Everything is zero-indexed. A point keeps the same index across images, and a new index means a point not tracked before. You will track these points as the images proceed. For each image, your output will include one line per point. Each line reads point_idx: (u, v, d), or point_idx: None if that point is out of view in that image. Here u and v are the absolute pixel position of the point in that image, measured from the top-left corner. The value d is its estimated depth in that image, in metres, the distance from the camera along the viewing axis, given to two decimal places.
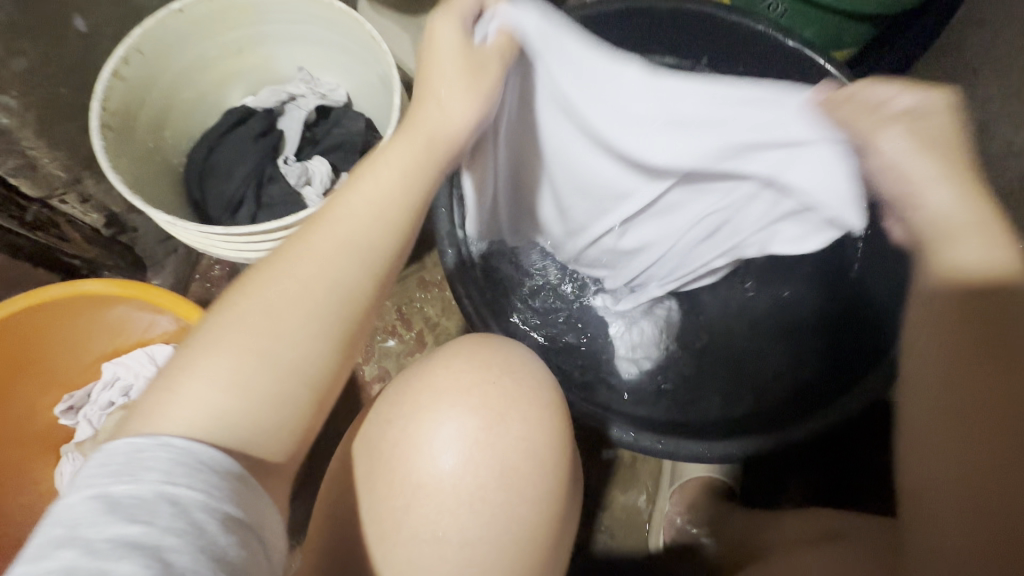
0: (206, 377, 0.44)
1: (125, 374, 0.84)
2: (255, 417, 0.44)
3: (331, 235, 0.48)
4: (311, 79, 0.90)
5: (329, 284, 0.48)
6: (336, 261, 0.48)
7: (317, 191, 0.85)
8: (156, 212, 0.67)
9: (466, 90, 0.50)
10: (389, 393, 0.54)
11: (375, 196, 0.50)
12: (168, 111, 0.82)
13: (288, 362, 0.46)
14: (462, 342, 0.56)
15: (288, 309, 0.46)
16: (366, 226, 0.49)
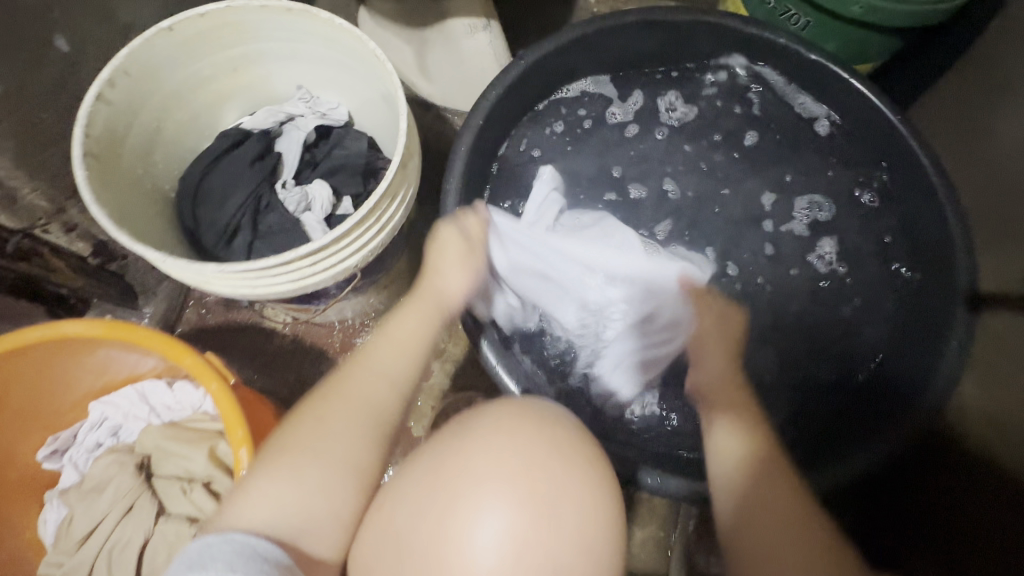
0: (285, 474, 0.53)
1: (114, 414, 0.79)
2: (316, 517, 0.53)
3: (375, 364, 0.62)
4: (310, 98, 0.86)
5: (369, 419, 0.59)
6: (384, 391, 0.61)
7: (318, 217, 0.81)
8: (145, 249, 0.61)
9: (463, 266, 0.72)
10: (427, 464, 0.50)
11: (400, 338, 0.65)
12: (158, 134, 0.77)
13: (338, 475, 0.55)
14: (509, 406, 0.52)
15: (345, 431, 0.57)
16: (402, 355, 0.64)
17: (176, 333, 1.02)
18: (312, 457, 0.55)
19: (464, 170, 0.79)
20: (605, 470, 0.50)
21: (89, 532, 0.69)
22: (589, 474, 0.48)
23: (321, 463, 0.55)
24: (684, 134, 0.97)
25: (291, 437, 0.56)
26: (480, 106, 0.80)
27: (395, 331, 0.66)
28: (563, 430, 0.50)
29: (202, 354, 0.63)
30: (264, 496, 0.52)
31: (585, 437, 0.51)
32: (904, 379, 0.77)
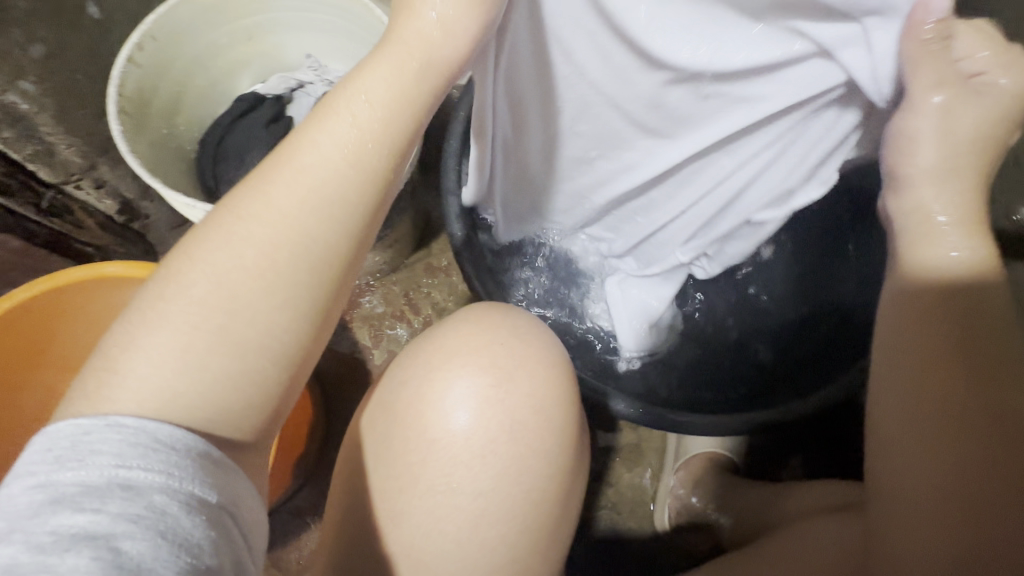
0: (192, 300, 0.40)
1: None
2: (221, 397, 0.40)
3: (307, 175, 0.42)
4: (319, 66, 0.91)
5: (295, 245, 0.42)
6: (315, 212, 0.42)
7: None
8: (174, 195, 0.69)
9: (465, 3, 0.41)
10: (407, 353, 0.57)
11: (324, 164, 0.42)
12: (181, 97, 0.83)
13: (252, 342, 0.41)
14: (475, 304, 0.59)
15: (259, 260, 0.41)
16: (345, 159, 0.42)
17: None
18: (224, 291, 0.41)
19: None
20: (559, 350, 0.57)
21: None
22: (544, 352, 0.56)
23: (225, 309, 0.41)
24: None
25: (189, 269, 0.41)
26: None
27: (326, 127, 0.42)
28: (524, 318, 0.57)
29: None
30: (148, 357, 0.39)
31: (541, 325, 0.59)
32: None
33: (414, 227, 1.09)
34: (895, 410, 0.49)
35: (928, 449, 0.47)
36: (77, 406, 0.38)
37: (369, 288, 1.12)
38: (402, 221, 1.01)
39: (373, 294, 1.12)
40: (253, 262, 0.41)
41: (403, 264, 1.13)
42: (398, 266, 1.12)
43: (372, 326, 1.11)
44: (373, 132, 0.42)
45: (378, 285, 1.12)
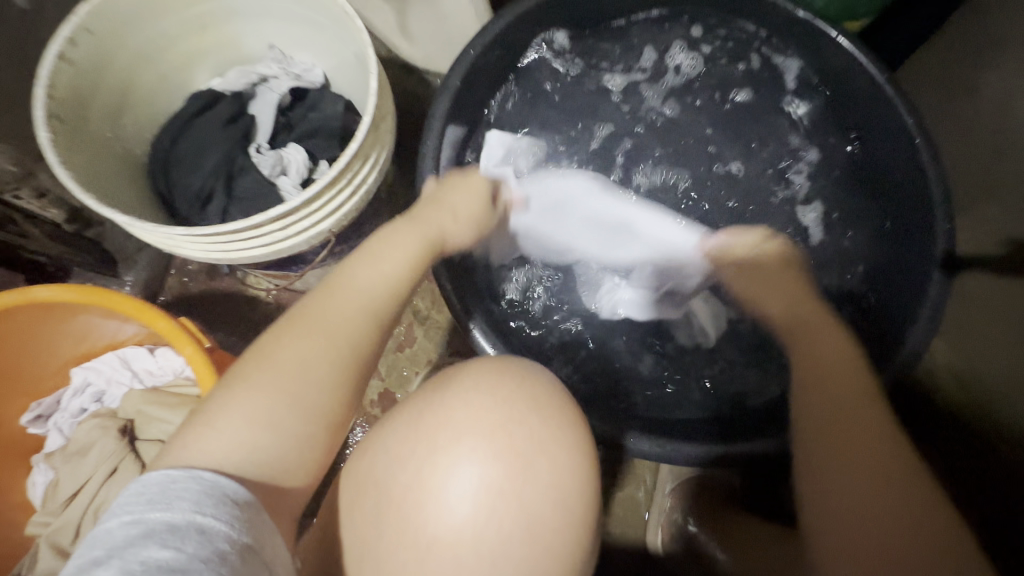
0: (264, 381, 0.51)
1: (96, 380, 0.80)
2: (280, 454, 0.49)
3: (365, 284, 0.61)
4: (283, 58, 0.83)
5: (340, 339, 0.55)
6: (358, 320, 0.58)
7: (295, 181, 0.80)
8: (114, 213, 0.60)
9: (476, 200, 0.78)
10: (404, 417, 0.51)
11: (363, 280, 0.61)
12: (127, 95, 0.75)
13: (310, 408, 0.52)
14: (488, 361, 0.53)
15: (316, 352, 0.53)
16: (385, 286, 0.62)
17: (159, 301, 1.01)
18: (285, 376, 0.52)
19: (442, 133, 0.78)
20: (582, 425, 0.51)
21: (75, 492, 0.71)
22: (565, 433, 0.50)
23: (288, 394, 0.51)
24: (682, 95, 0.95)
25: (249, 372, 0.51)
26: (458, 67, 0.78)
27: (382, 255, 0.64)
28: (545, 387, 0.51)
29: (176, 319, 0.63)
30: (226, 432, 0.48)
31: (565, 396, 0.52)
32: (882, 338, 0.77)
33: None
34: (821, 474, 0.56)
35: (871, 486, 0.53)
36: (166, 462, 0.46)
37: None
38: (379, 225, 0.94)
39: None
40: (310, 349, 0.54)
41: None
42: None
43: None
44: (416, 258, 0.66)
45: None
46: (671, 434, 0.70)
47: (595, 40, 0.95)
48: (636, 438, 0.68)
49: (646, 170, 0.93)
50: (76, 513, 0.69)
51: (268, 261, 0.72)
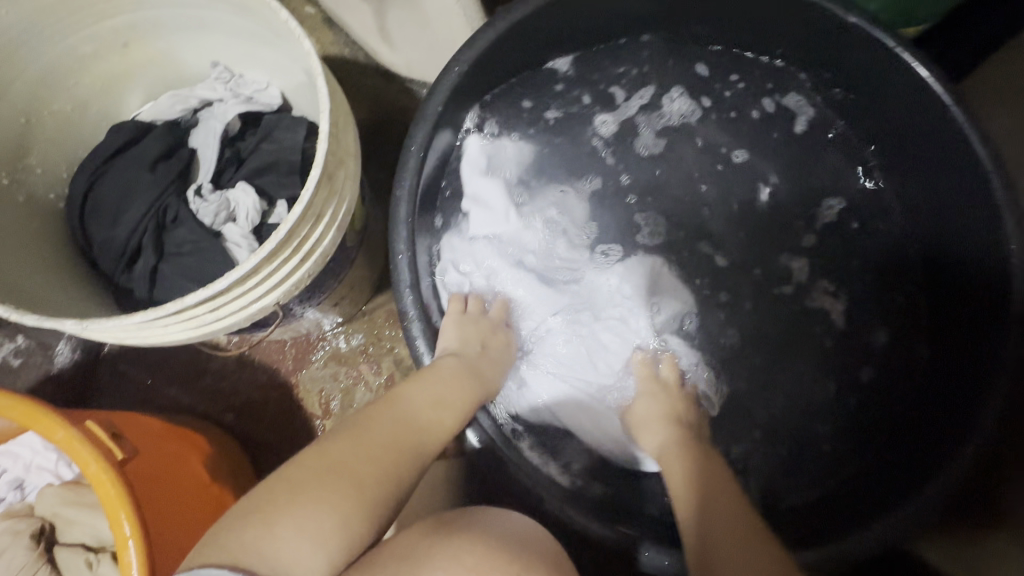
0: (325, 486, 0.44)
1: (13, 466, 0.67)
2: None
3: (430, 393, 0.56)
4: (228, 78, 0.69)
5: (403, 462, 0.50)
6: (416, 451, 0.52)
7: (244, 230, 0.66)
8: None
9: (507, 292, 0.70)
10: None
11: (418, 399, 0.55)
12: (31, 130, 0.62)
13: (359, 533, 0.44)
14: (466, 555, 0.43)
15: (381, 470, 0.48)
16: (442, 418, 0.55)
17: (104, 352, 0.88)
18: (353, 485, 0.46)
19: (420, 169, 0.64)
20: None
21: None
22: None
23: (347, 505, 0.44)
24: (691, 127, 0.77)
25: (313, 475, 0.45)
26: (437, 90, 0.64)
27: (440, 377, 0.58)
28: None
29: (78, 426, 0.51)
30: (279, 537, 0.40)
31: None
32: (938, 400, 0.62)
33: (372, 269, 0.88)
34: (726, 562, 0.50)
35: None
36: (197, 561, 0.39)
37: (320, 342, 0.92)
38: (352, 269, 0.80)
39: (325, 349, 0.92)
40: (379, 464, 0.48)
41: (361, 311, 0.92)
42: (354, 314, 0.91)
43: (324, 391, 0.90)
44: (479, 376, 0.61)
45: (331, 338, 0.92)
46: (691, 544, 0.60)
47: (582, 72, 0.77)
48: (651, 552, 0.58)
49: (659, 208, 0.75)
50: None
51: (206, 343, 0.57)
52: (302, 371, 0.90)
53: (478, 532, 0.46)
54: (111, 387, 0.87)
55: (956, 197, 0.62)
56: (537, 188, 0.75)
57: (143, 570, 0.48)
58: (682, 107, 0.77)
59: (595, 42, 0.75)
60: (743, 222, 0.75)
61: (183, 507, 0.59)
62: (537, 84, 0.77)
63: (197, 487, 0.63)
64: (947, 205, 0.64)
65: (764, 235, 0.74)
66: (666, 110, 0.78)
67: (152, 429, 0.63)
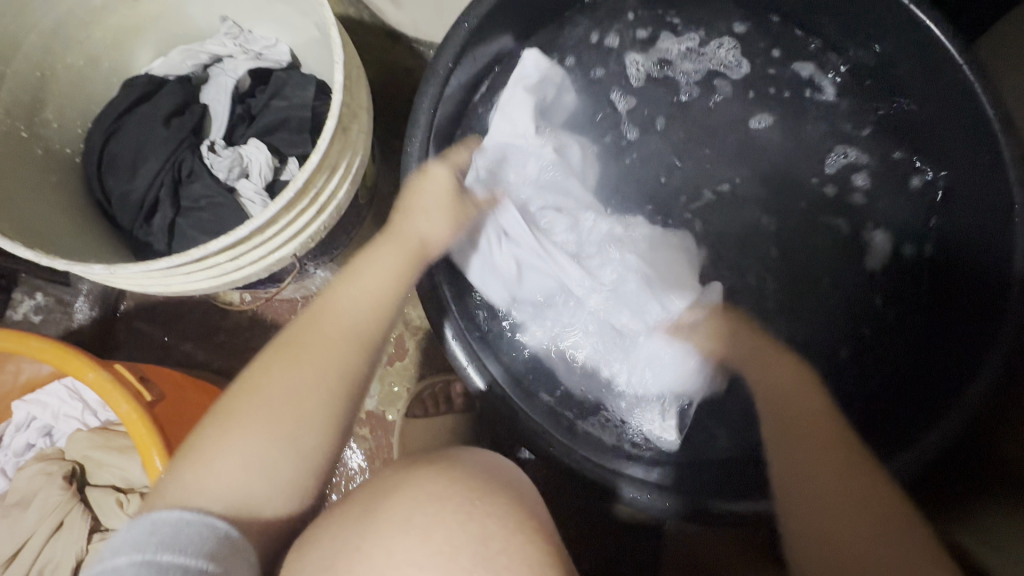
0: (249, 410, 0.45)
1: (41, 414, 0.70)
2: (253, 488, 0.42)
3: (354, 296, 0.53)
4: (238, 32, 0.69)
5: (324, 366, 0.48)
6: (344, 351, 0.49)
7: (257, 186, 0.67)
8: (16, 248, 0.49)
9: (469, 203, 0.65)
10: (342, 518, 0.42)
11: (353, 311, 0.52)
12: (44, 84, 0.62)
13: (299, 442, 0.45)
14: (427, 482, 0.41)
15: (307, 382, 0.47)
16: (372, 319, 0.53)
17: (121, 313, 0.90)
18: (279, 402, 0.45)
19: (430, 126, 0.65)
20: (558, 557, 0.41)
21: (16, 551, 0.62)
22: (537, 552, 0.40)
23: (279, 423, 0.45)
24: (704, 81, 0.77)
25: (246, 406, 0.45)
26: (447, 46, 0.63)
27: (367, 279, 0.55)
28: (495, 522, 0.39)
29: (108, 370, 0.53)
30: (221, 473, 0.42)
31: (525, 522, 0.41)
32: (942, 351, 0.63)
33: (380, 230, 0.89)
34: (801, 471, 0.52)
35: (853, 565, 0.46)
36: None
37: None
38: (362, 228, 0.81)
39: None
40: (300, 378, 0.47)
41: None
42: None
43: None
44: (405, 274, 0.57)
45: None
46: (687, 489, 0.61)
47: (590, 31, 0.77)
48: (630, 487, 0.60)
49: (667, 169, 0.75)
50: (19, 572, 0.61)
51: (223, 291, 0.59)
52: None
53: (446, 463, 0.44)
54: (128, 343, 0.90)
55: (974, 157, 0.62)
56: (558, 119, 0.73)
57: None
58: (730, 54, 0.77)
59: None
60: (749, 181, 0.74)
61: None
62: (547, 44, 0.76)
63: None
64: (969, 158, 0.63)
65: (772, 193, 0.74)
66: (713, 55, 0.77)
67: (174, 376, 0.66)
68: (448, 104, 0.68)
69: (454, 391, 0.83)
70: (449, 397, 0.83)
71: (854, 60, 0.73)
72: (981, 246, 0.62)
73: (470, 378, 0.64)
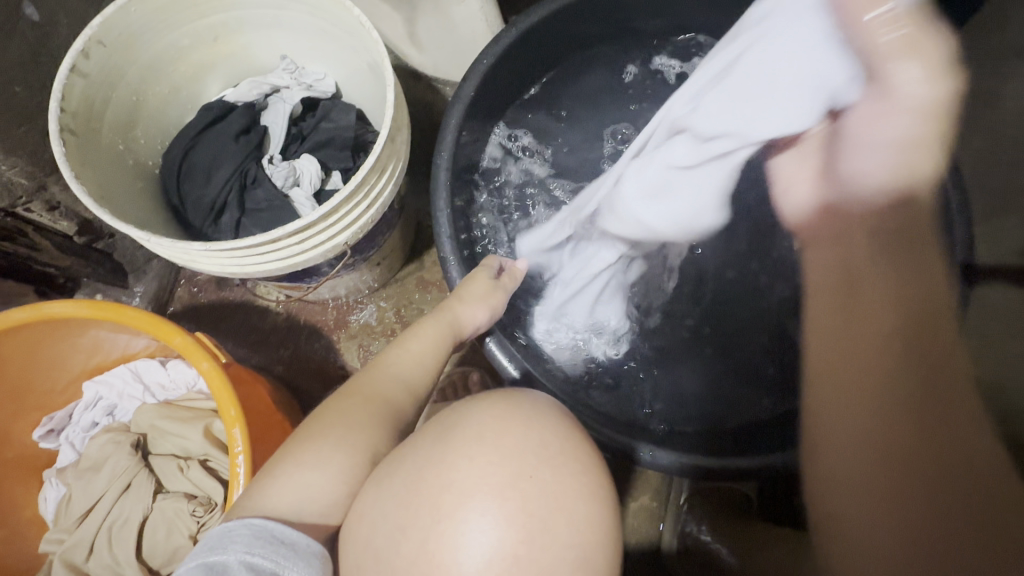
0: (320, 429, 0.55)
1: (108, 394, 0.78)
2: (306, 481, 0.51)
3: (407, 349, 0.64)
4: (295, 68, 0.83)
5: (380, 406, 0.57)
6: (397, 390, 0.60)
7: (306, 193, 0.78)
8: (128, 227, 0.59)
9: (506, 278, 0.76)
10: (418, 444, 0.48)
11: (420, 353, 0.64)
12: (138, 108, 0.75)
13: (345, 457, 0.52)
14: (487, 407, 0.48)
15: (353, 412, 0.56)
16: (416, 374, 0.63)
17: (169, 312, 1.02)
18: (343, 424, 0.55)
19: (456, 143, 0.77)
20: (593, 473, 0.46)
21: (89, 508, 0.70)
22: (578, 452, 0.47)
23: (336, 436, 0.54)
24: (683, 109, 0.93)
25: (319, 422, 0.55)
26: (470, 78, 0.77)
27: (413, 340, 0.65)
28: (550, 433, 0.47)
29: (191, 335, 0.63)
30: (301, 464, 0.51)
31: (573, 435, 0.48)
32: None
33: (405, 238, 1.01)
34: (827, 343, 0.64)
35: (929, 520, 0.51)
36: None
37: (359, 304, 1.04)
38: (391, 234, 0.92)
39: (363, 310, 1.04)
40: (355, 413, 0.56)
41: (394, 279, 1.05)
42: (388, 280, 1.04)
43: (361, 346, 1.02)
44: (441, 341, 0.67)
45: (368, 300, 1.04)
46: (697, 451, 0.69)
47: (591, 75, 0.93)
48: (651, 451, 0.67)
49: None
50: (90, 528, 0.69)
51: (281, 276, 0.70)
52: (343, 330, 1.03)
53: (501, 395, 0.50)
54: None
55: None
56: (568, 146, 0.94)
57: (242, 457, 0.60)
58: None
59: (598, 42, 0.90)
60: None
61: (262, 422, 0.71)
62: (550, 76, 0.91)
63: (269, 412, 0.75)
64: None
65: None
66: None
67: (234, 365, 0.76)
68: (474, 123, 0.82)
69: (470, 379, 0.94)
70: (465, 385, 0.94)
71: None
72: None
73: (496, 358, 0.72)
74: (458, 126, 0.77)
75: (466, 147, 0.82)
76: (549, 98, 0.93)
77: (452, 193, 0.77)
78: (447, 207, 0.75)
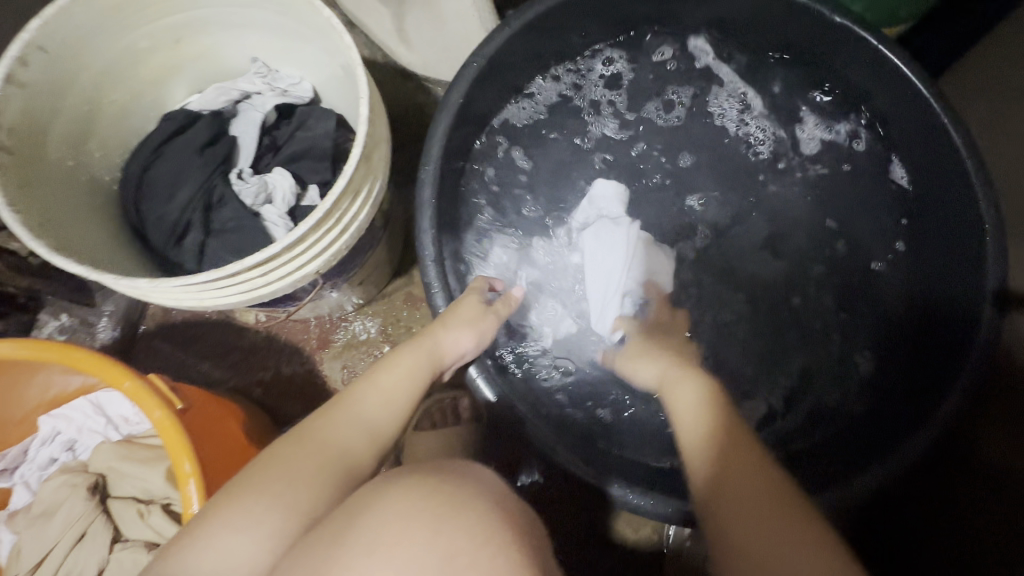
0: (262, 483, 0.47)
1: (66, 429, 0.72)
2: (238, 552, 0.43)
3: (377, 385, 0.57)
4: (266, 71, 0.75)
5: (338, 456, 0.51)
6: (363, 435, 0.53)
7: (281, 211, 0.71)
8: (67, 262, 0.52)
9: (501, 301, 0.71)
10: (321, 534, 0.39)
11: (392, 391, 0.58)
12: (92, 119, 0.68)
13: (291, 519, 0.45)
14: (398, 495, 0.39)
15: (305, 462, 0.49)
16: (387, 414, 0.56)
17: (141, 331, 0.95)
18: (295, 478, 0.48)
19: (441, 155, 0.70)
20: (532, 566, 0.38)
21: (42, 558, 0.65)
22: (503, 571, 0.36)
23: (281, 494, 0.46)
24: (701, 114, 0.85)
25: (258, 475, 0.48)
26: (457, 84, 0.69)
27: (383, 374, 0.59)
28: (469, 540, 0.37)
29: (142, 378, 0.56)
30: (246, 531, 0.44)
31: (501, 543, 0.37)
32: (921, 362, 0.69)
33: (391, 252, 0.94)
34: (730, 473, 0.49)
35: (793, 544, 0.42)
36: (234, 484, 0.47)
37: (344, 322, 0.98)
38: (375, 251, 0.86)
39: (348, 328, 0.97)
40: (311, 465, 0.49)
41: (380, 295, 0.98)
42: (374, 296, 0.97)
43: (345, 366, 0.96)
44: (418, 373, 0.60)
45: (352, 318, 0.98)
46: None
47: (594, 79, 0.85)
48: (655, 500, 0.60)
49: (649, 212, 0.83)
50: None
51: (246, 307, 0.63)
52: (326, 349, 0.96)
53: (425, 479, 0.41)
54: (148, 360, 0.94)
55: (948, 185, 0.67)
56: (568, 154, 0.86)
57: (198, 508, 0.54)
58: (730, 106, 0.85)
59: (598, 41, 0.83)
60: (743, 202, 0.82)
61: (227, 461, 0.65)
62: (547, 80, 0.83)
63: (238, 446, 0.69)
64: (948, 184, 0.67)
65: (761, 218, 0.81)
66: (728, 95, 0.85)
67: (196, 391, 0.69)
68: (462, 132, 0.74)
69: (461, 405, 0.88)
70: (456, 412, 0.88)
71: (835, 96, 0.80)
72: (962, 267, 0.66)
73: (480, 389, 0.68)
74: (443, 137, 0.70)
75: (454, 159, 0.75)
76: (547, 102, 0.85)
77: (438, 212, 0.70)
78: (432, 228, 0.68)
